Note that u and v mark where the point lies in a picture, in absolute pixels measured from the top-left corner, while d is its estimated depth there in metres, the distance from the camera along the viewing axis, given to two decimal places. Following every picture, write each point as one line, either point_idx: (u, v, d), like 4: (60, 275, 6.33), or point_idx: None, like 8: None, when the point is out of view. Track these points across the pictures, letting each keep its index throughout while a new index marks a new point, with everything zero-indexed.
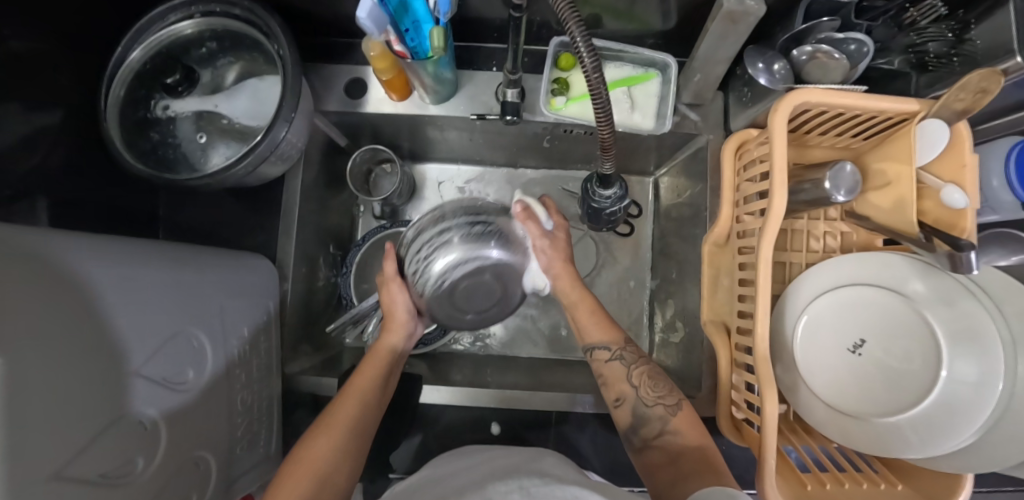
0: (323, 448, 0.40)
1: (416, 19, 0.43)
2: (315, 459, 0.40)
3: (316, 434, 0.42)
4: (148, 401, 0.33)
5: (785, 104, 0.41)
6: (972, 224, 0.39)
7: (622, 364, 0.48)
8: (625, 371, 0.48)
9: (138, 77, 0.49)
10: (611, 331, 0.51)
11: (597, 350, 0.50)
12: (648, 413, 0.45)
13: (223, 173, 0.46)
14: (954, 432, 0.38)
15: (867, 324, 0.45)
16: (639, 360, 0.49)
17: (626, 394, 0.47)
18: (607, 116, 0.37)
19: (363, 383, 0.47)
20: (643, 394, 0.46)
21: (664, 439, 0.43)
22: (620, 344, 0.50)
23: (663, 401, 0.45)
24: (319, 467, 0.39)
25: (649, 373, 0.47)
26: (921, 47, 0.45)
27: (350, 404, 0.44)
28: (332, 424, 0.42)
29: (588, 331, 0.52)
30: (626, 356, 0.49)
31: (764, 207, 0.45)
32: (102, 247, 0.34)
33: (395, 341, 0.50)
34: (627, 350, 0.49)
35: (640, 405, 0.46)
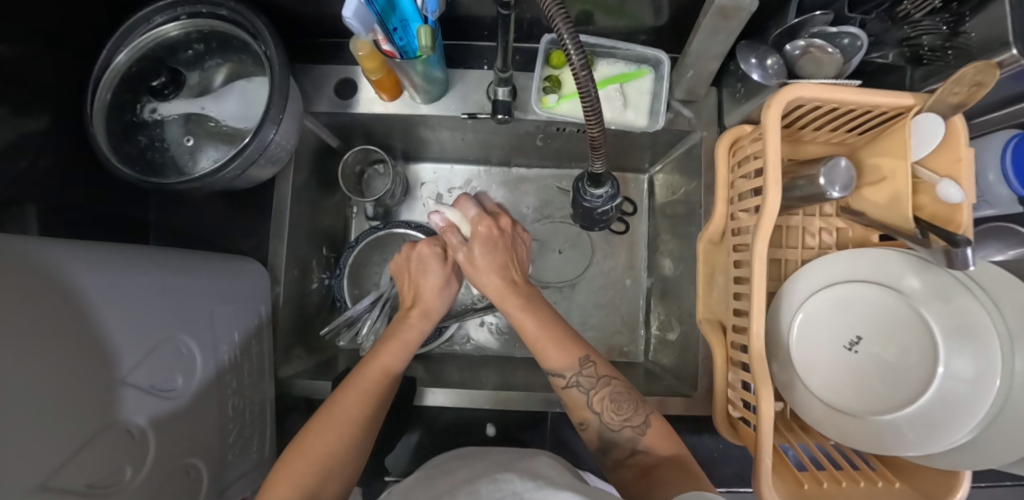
0: (326, 441, 0.40)
1: (403, 19, 0.42)
2: (317, 451, 0.39)
3: (317, 424, 0.41)
4: (138, 409, 0.33)
5: (778, 100, 0.40)
6: (968, 219, 0.39)
7: (581, 390, 0.46)
8: (583, 398, 0.45)
9: (124, 79, 0.48)
10: (569, 354, 0.47)
11: (554, 377, 0.47)
12: (616, 437, 0.44)
13: (211, 177, 0.45)
14: (952, 429, 0.38)
15: (863, 320, 0.44)
16: (598, 384, 0.46)
17: (588, 419, 0.46)
18: (598, 115, 0.36)
19: (373, 373, 0.45)
20: (607, 419, 0.44)
21: (637, 458, 0.42)
22: (575, 370, 0.46)
23: (629, 423, 0.44)
24: (321, 461, 0.39)
25: (611, 395, 0.45)
26: (916, 40, 0.44)
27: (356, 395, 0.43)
28: (336, 415, 0.41)
29: (543, 357, 0.47)
30: (583, 381, 0.46)
31: (759, 204, 0.44)
32: (87, 253, 0.33)
33: (415, 332, 0.51)
34: (584, 375, 0.46)
35: (606, 431, 0.44)
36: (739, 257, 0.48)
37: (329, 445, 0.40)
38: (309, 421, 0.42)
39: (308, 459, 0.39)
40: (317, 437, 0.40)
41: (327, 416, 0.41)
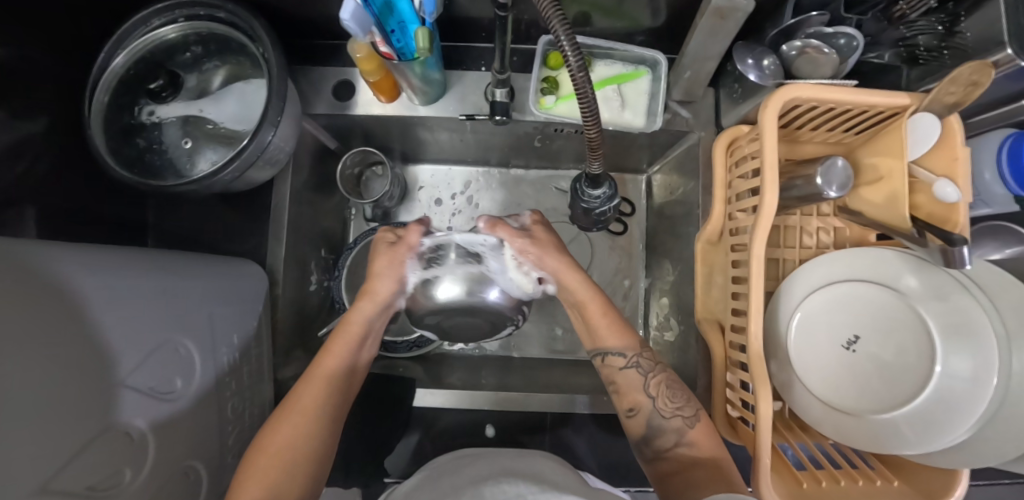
0: (288, 437, 0.39)
1: (402, 20, 0.43)
2: (280, 450, 0.38)
3: (279, 422, 0.40)
4: (138, 412, 0.33)
5: (775, 100, 0.41)
6: (964, 218, 0.39)
7: (640, 371, 0.47)
8: (640, 380, 0.46)
9: (122, 81, 0.48)
10: (626, 337, 0.48)
11: (610, 356, 0.48)
12: (663, 425, 0.44)
13: (209, 178, 0.45)
14: (950, 427, 0.38)
15: (860, 320, 0.44)
16: (656, 368, 0.47)
17: (641, 404, 0.46)
18: (595, 116, 0.37)
19: (330, 364, 0.45)
20: (660, 405, 0.45)
21: (678, 451, 0.42)
22: (634, 350, 0.48)
23: (680, 413, 0.44)
24: (285, 458, 0.38)
25: (667, 381, 0.46)
26: (911, 41, 0.44)
27: (316, 387, 0.43)
28: (295, 408, 0.41)
29: (600, 336, 0.49)
30: (642, 364, 0.47)
31: (756, 204, 0.44)
32: (86, 255, 0.34)
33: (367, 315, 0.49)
34: (643, 357, 0.47)
35: (656, 417, 0.45)
36: (737, 256, 0.48)
37: (293, 441, 0.39)
38: (269, 422, 0.40)
39: (271, 460, 0.37)
40: (277, 434, 0.39)
41: (287, 410, 0.41)
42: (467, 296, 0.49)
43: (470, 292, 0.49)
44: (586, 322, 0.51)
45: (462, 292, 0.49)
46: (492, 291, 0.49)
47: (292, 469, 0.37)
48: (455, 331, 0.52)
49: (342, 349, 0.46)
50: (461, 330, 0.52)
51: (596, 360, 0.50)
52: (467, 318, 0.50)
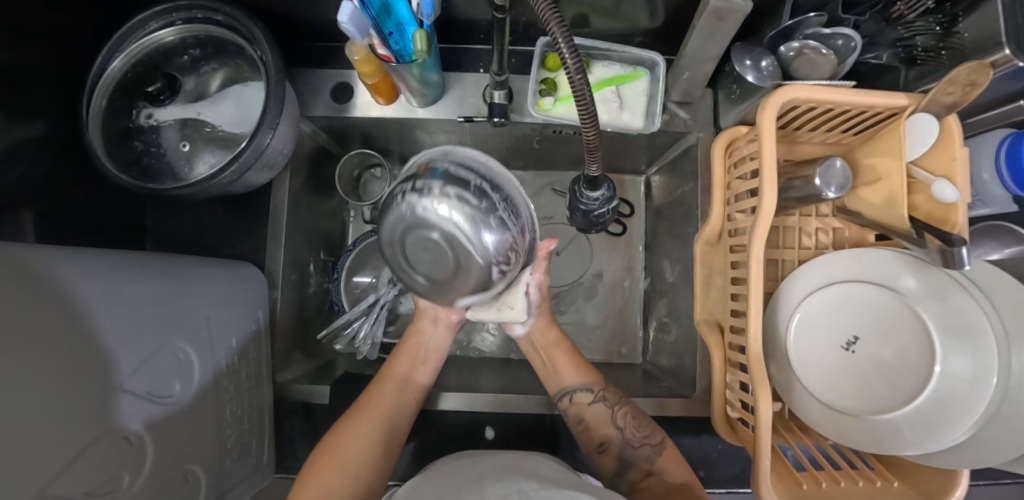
0: (361, 440, 0.46)
1: (399, 23, 0.42)
2: (352, 451, 0.45)
3: (352, 423, 0.47)
4: (135, 415, 0.33)
5: (773, 102, 0.41)
6: (963, 219, 0.39)
7: (606, 405, 0.50)
8: (608, 413, 0.49)
9: (120, 85, 0.48)
10: (588, 374, 0.52)
11: (577, 394, 0.50)
12: (635, 454, 0.46)
13: (207, 182, 0.45)
14: (948, 428, 0.38)
15: (859, 320, 0.44)
16: (621, 401, 0.50)
17: (610, 437, 0.48)
18: (593, 118, 0.37)
19: (393, 379, 0.52)
20: (629, 435, 0.47)
21: (653, 479, 0.44)
22: (599, 386, 0.51)
23: (648, 440, 0.47)
24: (355, 458, 0.44)
25: (632, 412, 0.49)
26: (909, 41, 0.44)
27: (376, 398, 0.50)
28: (364, 413, 0.48)
29: (563, 374, 0.52)
30: (608, 397, 0.50)
31: (754, 205, 0.44)
32: (85, 259, 0.34)
33: (429, 337, 0.56)
34: (608, 391, 0.51)
35: (627, 447, 0.47)
36: (736, 258, 0.48)
37: (354, 443, 0.45)
38: (335, 426, 0.48)
39: (331, 462, 0.44)
40: (351, 436, 0.46)
41: (360, 415, 0.48)
42: (457, 229, 0.38)
43: (470, 225, 0.38)
44: (551, 363, 0.54)
45: (452, 222, 0.38)
46: (487, 234, 0.39)
47: (347, 472, 0.43)
48: (421, 271, 0.41)
49: (400, 367, 0.54)
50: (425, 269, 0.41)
51: (560, 401, 0.52)
52: (442, 254, 0.39)
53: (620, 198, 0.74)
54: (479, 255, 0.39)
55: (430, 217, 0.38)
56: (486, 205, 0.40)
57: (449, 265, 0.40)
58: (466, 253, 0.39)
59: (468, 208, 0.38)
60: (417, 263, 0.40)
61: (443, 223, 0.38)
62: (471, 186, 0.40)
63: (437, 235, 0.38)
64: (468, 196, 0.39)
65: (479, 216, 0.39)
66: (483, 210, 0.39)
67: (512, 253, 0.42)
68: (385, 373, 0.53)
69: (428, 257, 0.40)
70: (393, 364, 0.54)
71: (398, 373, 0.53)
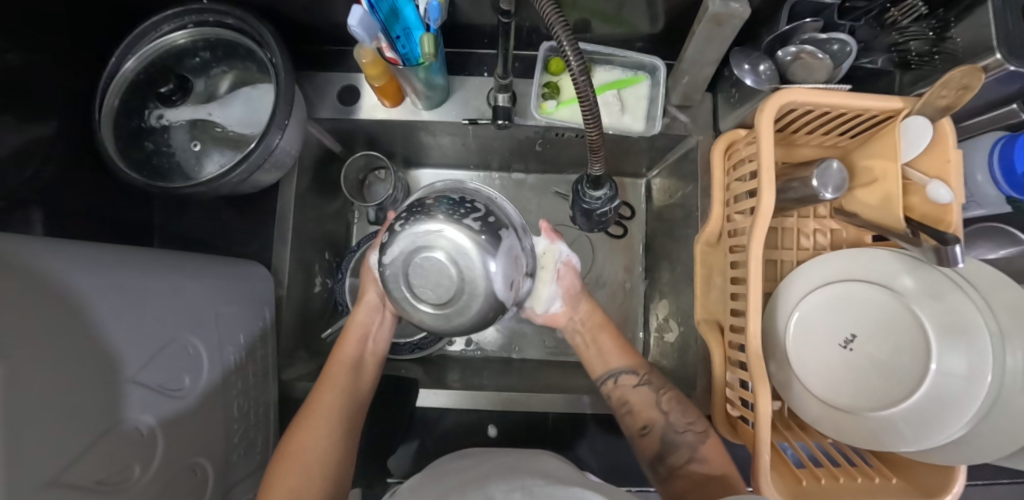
0: (311, 440, 0.44)
1: (406, 27, 0.44)
2: (303, 452, 0.43)
3: (302, 424, 0.45)
4: (145, 409, 0.33)
5: (771, 104, 0.42)
6: (958, 219, 0.41)
7: (651, 388, 0.51)
8: (654, 396, 0.50)
9: (132, 86, 0.49)
10: (634, 357, 0.54)
11: (622, 376, 0.52)
12: (677, 440, 0.47)
13: (217, 181, 0.46)
14: (944, 425, 0.39)
15: (857, 320, 0.45)
16: (665, 386, 0.51)
17: (655, 421, 0.49)
18: (596, 120, 0.37)
19: (339, 368, 0.51)
20: (673, 420, 0.48)
21: (693, 466, 0.45)
22: (645, 370, 0.53)
23: (692, 427, 0.48)
24: (307, 458, 0.43)
25: (676, 398, 0.50)
26: (904, 46, 0.45)
27: (328, 394, 0.48)
28: (317, 407, 0.47)
29: (609, 358, 0.54)
30: (653, 381, 0.52)
31: (753, 205, 0.45)
32: (97, 255, 0.34)
33: (365, 319, 0.54)
34: (652, 375, 0.52)
35: (670, 431, 0.48)
36: (736, 257, 0.49)
37: (308, 443, 0.44)
38: (290, 428, 0.46)
39: (294, 463, 0.42)
40: (300, 438, 0.44)
41: (308, 413, 0.46)
42: (461, 250, 0.39)
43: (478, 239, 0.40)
44: (597, 347, 0.55)
45: (447, 228, 0.39)
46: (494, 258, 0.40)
47: (313, 472, 0.42)
48: (433, 297, 0.39)
49: (348, 353, 0.52)
50: (432, 293, 0.39)
51: (604, 384, 0.53)
52: (437, 259, 0.39)
53: (621, 201, 0.75)
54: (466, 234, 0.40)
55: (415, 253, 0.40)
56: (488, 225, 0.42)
57: (454, 280, 0.39)
58: (456, 242, 0.39)
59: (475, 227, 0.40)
60: (420, 293, 0.39)
61: (442, 241, 0.39)
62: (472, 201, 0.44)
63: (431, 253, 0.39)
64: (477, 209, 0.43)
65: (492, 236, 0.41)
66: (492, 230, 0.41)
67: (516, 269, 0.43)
68: (330, 366, 0.51)
69: (429, 280, 0.39)
70: (341, 357, 0.52)
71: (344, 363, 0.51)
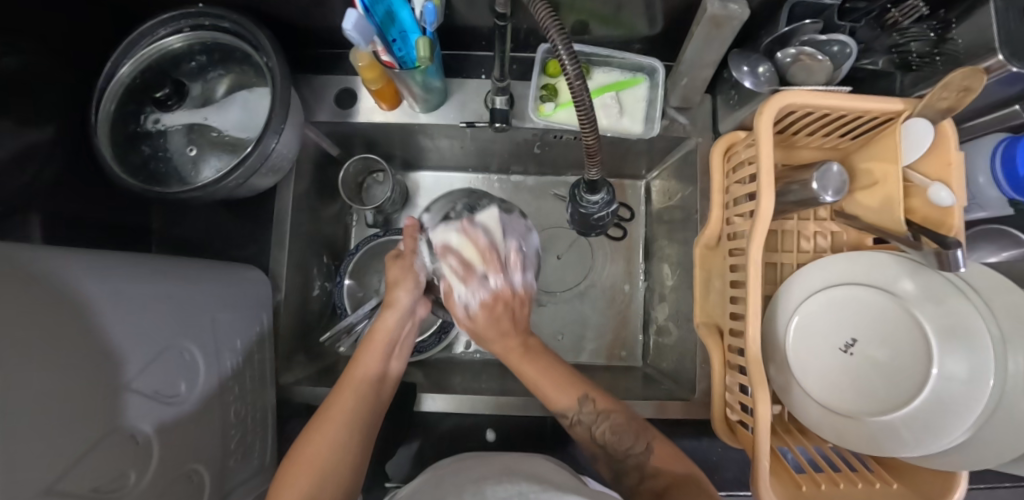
0: (323, 446, 0.40)
1: (403, 30, 0.44)
2: (315, 459, 0.39)
3: (315, 431, 0.41)
4: (141, 415, 0.33)
5: (770, 107, 0.42)
6: (959, 222, 0.40)
7: (585, 425, 0.46)
8: (588, 431, 0.46)
9: (128, 92, 0.49)
10: (568, 391, 0.46)
11: (560, 415, 0.47)
12: (624, 464, 0.44)
13: (213, 185, 0.46)
14: (946, 430, 0.38)
15: (857, 324, 0.45)
16: (601, 415, 0.46)
17: (597, 450, 0.46)
18: (593, 125, 0.36)
19: (361, 372, 0.46)
20: (611, 452, 0.45)
21: (646, 485, 0.42)
22: (575, 408, 0.46)
23: (631, 451, 0.44)
24: (319, 468, 0.39)
25: (612, 428, 0.45)
26: (904, 47, 0.45)
27: (347, 401, 0.43)
28: (332, 414, 0.42)
29: (547, 395, 0.47)
30: (585, 417, 0.46)
31: (753, 208, 0.45)
32: (95, 261, 0.34)
33: (393, 321, 0.49)
34: (584, 412, 0.46)
35: (614, 460, 0.45)
36: (736, 261, 0.49)
37: (321, 451, 0.40)
38: (303, 434, 0.42)
39: (302, 473, 0.38)
40: (310, 445, 0.40)
41: (323, 419, 0.42)
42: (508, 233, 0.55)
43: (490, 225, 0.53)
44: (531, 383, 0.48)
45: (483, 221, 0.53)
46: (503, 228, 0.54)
47: (323, 484, 0.38)
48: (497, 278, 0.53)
49: (373, 360, 0.47)
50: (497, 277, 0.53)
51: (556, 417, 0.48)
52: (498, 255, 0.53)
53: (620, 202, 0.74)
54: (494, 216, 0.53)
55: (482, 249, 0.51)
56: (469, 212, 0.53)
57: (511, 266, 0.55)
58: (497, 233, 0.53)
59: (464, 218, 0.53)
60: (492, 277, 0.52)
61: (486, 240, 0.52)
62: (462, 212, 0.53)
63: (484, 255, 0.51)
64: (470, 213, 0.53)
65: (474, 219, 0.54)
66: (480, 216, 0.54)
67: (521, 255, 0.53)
68: (353, 368, 0.47)
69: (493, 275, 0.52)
70: (373, 342, 0.48)
71: (377, 355, 0.48)
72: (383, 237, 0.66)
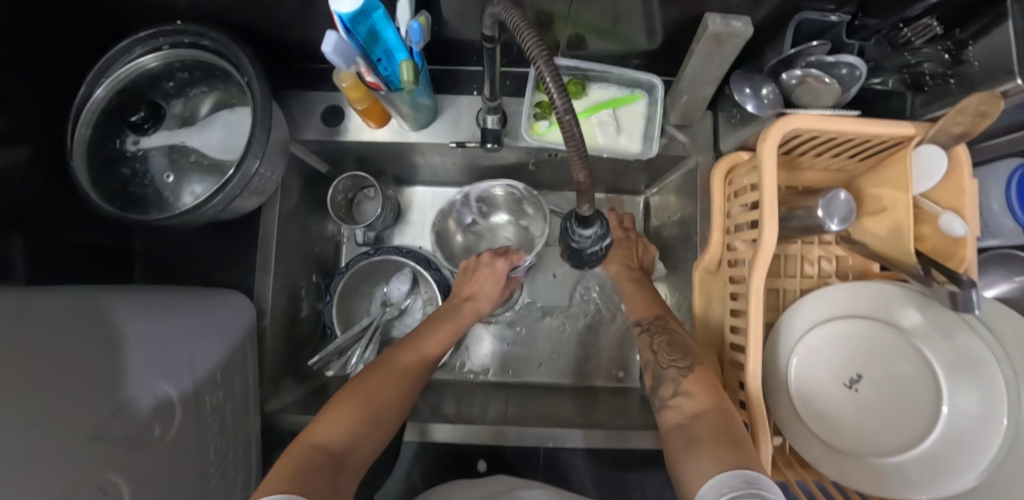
0: (383, 386, 0.46)
1: (387, 49, 0.41)
2: (375, 393, 0.45)
3: (376, 373, 0.47)
4: (113, 464, 0.32)
5: (774, 132, 0.40)
6: (972, 254, 0.39)
7: (649, 333, 0.52)
8: (647, 340, 0.52)
9: (104, 113, 0.47)
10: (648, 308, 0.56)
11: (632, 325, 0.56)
12: (664, 374, 0.47)
13: (193, 211, 0.44)
14: (959, 473, 0.37)
15: (862, 357, 0.43)
16: (660, 331, 0.52)
17: (648, 361, 0.50)
18: (585, 162, 0.33)
19: (432, 339, 0.54)
20: (660, 358, 0.48)
21: (678, 400, 0.43)
22: (648, 318, 0.54)
23: (676, 364, 0.46)
24: (374, 403, 0.44)
25: (668, 341, 0.50)
26: (917, 68, 0.43)
27: (411, 357, 0.51)
28: (396, 365, 0.49)
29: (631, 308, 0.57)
30: (652, 326, 0.53)
31: (756, 236, 0.43)
32: (67, 305, 0.33)
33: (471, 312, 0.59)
34: (653, 324, 0.53)
35: (658, 368, 0.48)
36: (737, 289, 0.47)
37: (381, 390, 0.45)
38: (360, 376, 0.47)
39: (361, 400, 0.43)
40: (372, 383, 0.45)
41: (388, 367, 0.48)
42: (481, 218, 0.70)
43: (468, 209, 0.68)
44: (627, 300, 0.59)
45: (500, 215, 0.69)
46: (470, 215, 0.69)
47: (374, 416, 0.43)
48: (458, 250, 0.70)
49: (441, 334, 0.55)
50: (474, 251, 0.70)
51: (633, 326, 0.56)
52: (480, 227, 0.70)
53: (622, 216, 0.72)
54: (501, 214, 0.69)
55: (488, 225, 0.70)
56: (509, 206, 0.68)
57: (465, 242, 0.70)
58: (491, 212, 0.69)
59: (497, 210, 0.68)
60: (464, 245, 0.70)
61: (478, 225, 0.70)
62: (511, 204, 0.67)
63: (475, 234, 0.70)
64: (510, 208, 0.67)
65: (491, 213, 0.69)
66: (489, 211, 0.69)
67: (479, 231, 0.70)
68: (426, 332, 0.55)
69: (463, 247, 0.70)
70: (444, 322, 0.57)
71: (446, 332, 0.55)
72: (373, 257, 0.63)
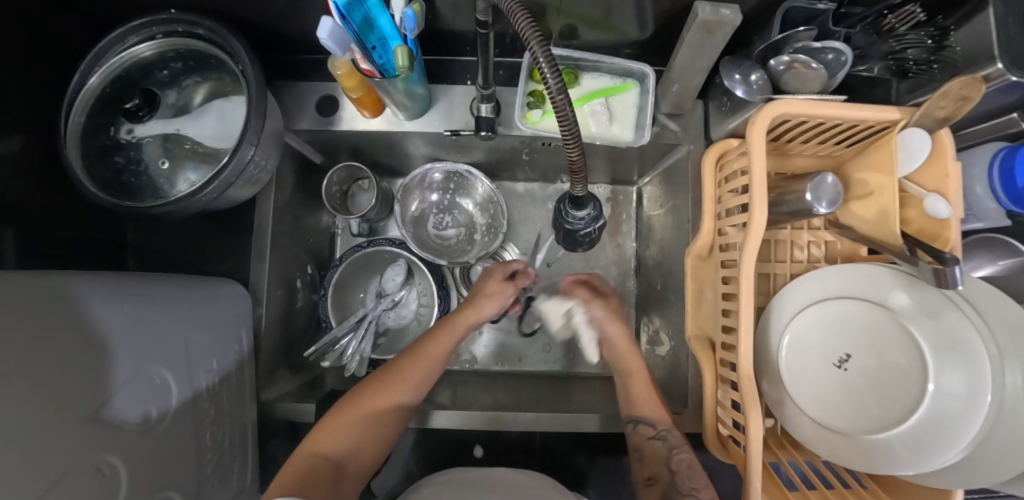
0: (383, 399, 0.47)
1: (382, 36, 0.41)
2: (375, 407, 0.46)
3: (376, 384, 0.48)
4: (114, 444, 0.32)
5: (762, 116, 0.40)
6: (956, 235, 0.40)
7: (666, 444, 0.49)
8: (667, 452, 0.48)
9: (99, 101, 0.47)
10: (662, 411, 0.51)
11: (642, 424, 0.51)
12: (679, 499, 0.45)
13: (188, 199, 0.44)
14: (942, 449, 0.37)
15: (852, 338, 0.44)
16: (683, 446, 0.49)
17: (661, 474, 0.47)
18: (576, 139, 0.34)
19: (436, 348, 0.53)
20: (679, 479, 0.46)
21: None
22: (667, 425, 0.50)
23: (696, 490, 0.45)
24: (375, 416, 0.45)
25: (689, 460, 0.48)
26: (901, 54, 0.43)
27: (415, 369, 0.50)
28: (397, 378, 0.49)
29: (640, 403, 0.52)
30: (668, 438, 0.49)
31: (746, 220, 0.44)
32: (73, 289, 0.34)
33: (470, 320, 0.57)
34: (672, 433, 0.50)
35: (675, 489, 0.45)
36: (728, 273, 0.48)
37: (382, 403, 0.46)
38: (364, 384, 0.48)
39: (360, 412, 0.45)
40: (375, 394, 0.46)
41: (387, 377, 0.48)
42: (446, 198, 0.69)
43: (429, 185, 0.67)
44: (628, 388, 0.55)
45: (465, 195, 0.69)
46: (433, 193, 0.68)
47: (373, 430, 0.45)
48: (419, 223, 0.68)
49: (444, 343, 0.54)
50: (444, 228, 0.69)
51: (626, 424, 0.52)
52: (457, 208, 0.69)
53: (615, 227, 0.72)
54: (467, 198, 0.69)
55: (456, 206, 0.70)
56: (480, 196, 0.69)
57: (426, 219, 0.69)
58: (461, 193, 0.69)
59: (467, 193, 0.69)
60: (432, 224, 0.69)
61: (443, 206, 0.69)
62: (487, 198, 0.68)
63: (440, 211, 0.69)
64: (483, 196, 0.68)
65: (459, 196, 0.69)
66: (454, 193, 0.69)
67: (440, 207, 0.69)
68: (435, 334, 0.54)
69: (421, 221, 0.68)
70: (447, 327, 0.55)
71: (449, 340, 0.54)
72: (366, 249, 0.64)
